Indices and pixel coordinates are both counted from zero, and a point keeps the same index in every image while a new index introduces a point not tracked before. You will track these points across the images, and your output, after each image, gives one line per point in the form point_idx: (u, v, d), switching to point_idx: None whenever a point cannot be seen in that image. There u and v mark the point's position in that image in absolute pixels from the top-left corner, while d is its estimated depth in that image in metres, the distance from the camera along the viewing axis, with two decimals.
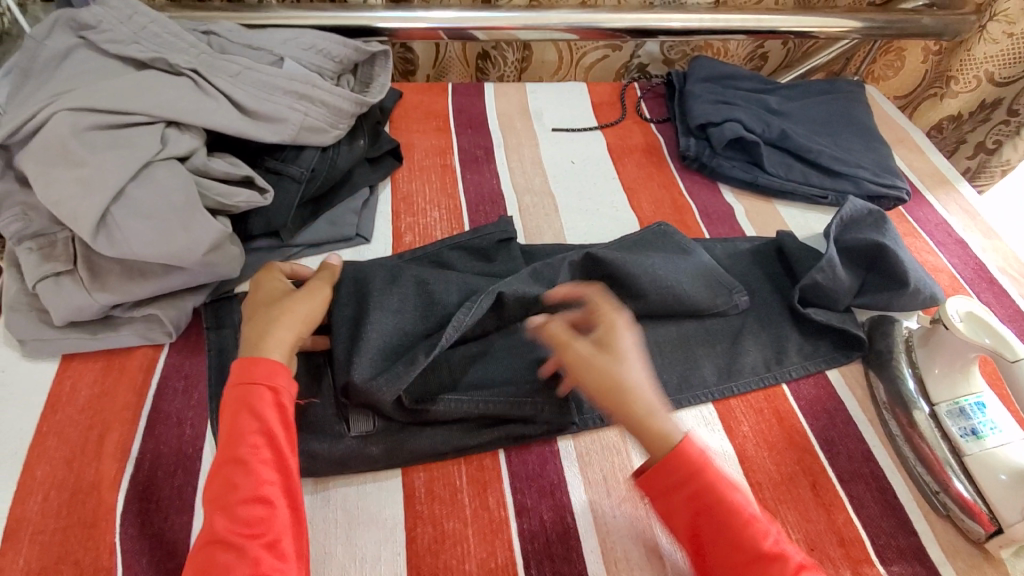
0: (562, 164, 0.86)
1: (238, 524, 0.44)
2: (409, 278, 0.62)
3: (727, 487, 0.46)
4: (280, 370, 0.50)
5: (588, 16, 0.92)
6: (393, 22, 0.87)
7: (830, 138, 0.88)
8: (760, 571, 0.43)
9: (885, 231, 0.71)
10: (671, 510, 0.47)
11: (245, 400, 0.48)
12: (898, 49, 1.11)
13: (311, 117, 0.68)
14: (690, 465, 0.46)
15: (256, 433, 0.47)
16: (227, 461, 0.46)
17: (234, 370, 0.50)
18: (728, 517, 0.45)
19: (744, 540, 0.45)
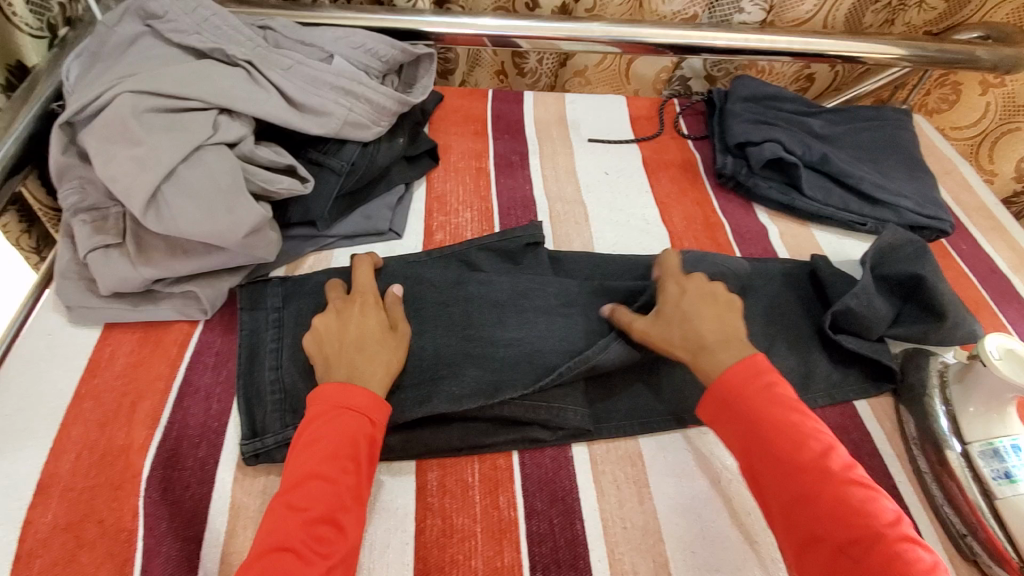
0: (596, 174, 0.86)
1: (309, 539, 0.44)
2: (435, 296, 0.63)
3: (785, 405, 0.50)
4: (378, 405, 0.51)
5: (632, 31, 0.93)
6: (440, 28, 0.89)
7: (872, 165, 0.86)
8: (811, 475, 0.46)
9: (927, 262, 0.67)
10: (727, 419, 0.51)
11: (341, 424, 0.49)
12: (954, 83, 1.11)
13: (354, 113, 0.70)
14: (744, 378, 0.52)
15: (348, 458, 0.48)
16: (312, 475, 0.47)
17: (335, 390, 0.51)
18: (783, 428, 0.49)
19: (802, 448, 0.48)
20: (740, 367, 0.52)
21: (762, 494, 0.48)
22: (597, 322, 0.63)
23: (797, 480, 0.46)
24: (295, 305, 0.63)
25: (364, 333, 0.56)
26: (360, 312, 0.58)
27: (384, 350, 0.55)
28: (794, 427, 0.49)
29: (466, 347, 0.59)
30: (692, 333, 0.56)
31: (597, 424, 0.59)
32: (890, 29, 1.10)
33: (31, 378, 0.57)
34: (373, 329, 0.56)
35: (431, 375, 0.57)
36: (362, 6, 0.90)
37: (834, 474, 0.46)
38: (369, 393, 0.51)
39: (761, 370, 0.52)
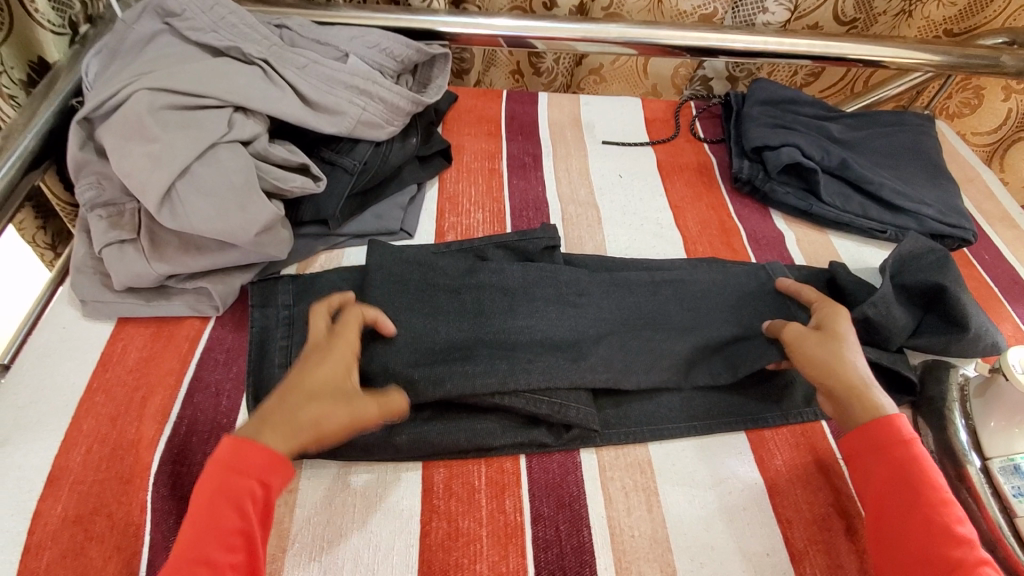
0: (609, 176, 0.86)
1: None
2: (446, 282, 0.62)
3: (933, 467, 0.50)
4: (273, 466, 0.45)
5: (648, 32, 0.92)
6: (455, 28, 0.89)
7: (894, 171, 0.84)
8: (946, 541, 0.46)
9: (949, 272, 0.65)
10: (870, 461, 0.51)
11: (225, 493, 0.44)
12: (977, 87, 1.08)
13: (368, 112, 0.70)
14: (902, 433, 0.51)
15: (239, 532, 0.43)
16: (195, 555, 0.41)
17: (230, 449, 0.45)
18: (928, 490, 0.48)
19: (948, 517, 0.47)
20: (898, 419, 0.51)
21: (877, 537, 0.48)
22: (606, 315, 0.64)
23: (928, 541, 0.46)
24: (306, 304, 0.63)
25: (300, 388, 0.48)
26: (325, 358, 0.51)
27: (315, 413, 0.47)
28: (939, 492, 0.48)
29: (479, 331, 0.59)
30: (843, 363, 0.55)
31: (605, 429, 0.58)
32: (907, 22, 1.06)
33: (45, 371, 0.58)
34: (314, 380, 0.49)
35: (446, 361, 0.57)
36: (378, 5, 0.90)
37: (969, 545, 0.46)
38: (268, 451, 0.45)
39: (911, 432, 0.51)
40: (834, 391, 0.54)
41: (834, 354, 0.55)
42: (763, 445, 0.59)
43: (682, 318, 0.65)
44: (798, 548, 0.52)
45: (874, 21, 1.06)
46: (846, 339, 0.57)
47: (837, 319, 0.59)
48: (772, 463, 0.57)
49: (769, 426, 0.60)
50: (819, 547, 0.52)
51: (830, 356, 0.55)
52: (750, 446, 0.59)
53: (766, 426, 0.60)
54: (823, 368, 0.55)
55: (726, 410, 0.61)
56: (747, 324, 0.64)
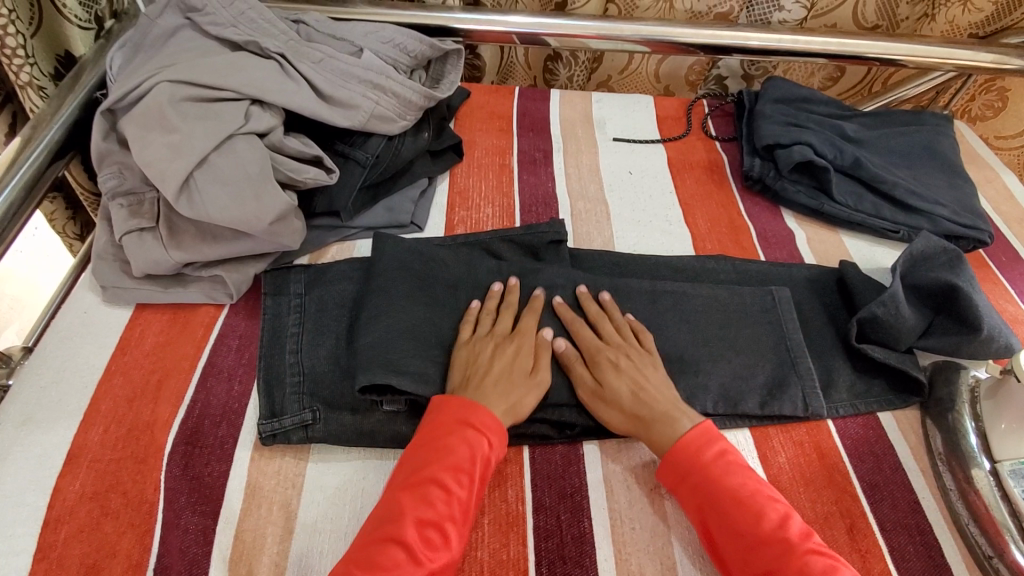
0: (619, 173, 0.86)
1: (419, 540, 0.46)
2: (445, 277, 0.64)
3: (735, 468, 0.51)
4: (496, 429, 0.53)
5: (662, 30, 0.93)
6: (470, 24, 0.90)
7: (909, 171, 0.83)
8: (767, 547, 0.46)
9: (961, 273, 0.65)
10: (686, 489, 0.51)
11: (460, 438, 0.52)
12: (1001, 87, 1.07)
13: (381, 106, 0.71)
14: (695, 446, 0.52)
15: (465, 471, 0.50)
16: (430, 479, 0.50)
17: (461, 406, 0.54)
18: (732, 498, 0.49)
19: (753, 516, 0.48)
20: (695, 436, 0.53)
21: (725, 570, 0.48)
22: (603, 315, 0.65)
23: (754, 550, 0.47)
24: (317, 292, 0.64)
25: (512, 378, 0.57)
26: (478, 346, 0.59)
27: (525, 397, 0.56)
28: (742, 494, 0.49)
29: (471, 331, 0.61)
30: (648, 397, 0.56)
31: (607, 422, 0.58)
32: (930, 25, 1.04)
33: (67, 353, 0.60)
34: (491, 371, 0.57)
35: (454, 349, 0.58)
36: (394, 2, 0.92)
37: (786, 541, 0.46)
38: (490, 413, 0.54)
39: (709, 437, 0.53)
40: (627, 424, 0.56)
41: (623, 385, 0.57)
42: (765, 443, 0.59)
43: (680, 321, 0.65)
44: None
45: (898, 24, 1.06)
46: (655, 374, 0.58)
47: (623, 349, 0.60)
48: (774, 461, 0.57)
49: (773, 424, 0.60)
50: None
51: (623, 391, 0.56)
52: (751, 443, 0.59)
53: (770, 425, 0.60)
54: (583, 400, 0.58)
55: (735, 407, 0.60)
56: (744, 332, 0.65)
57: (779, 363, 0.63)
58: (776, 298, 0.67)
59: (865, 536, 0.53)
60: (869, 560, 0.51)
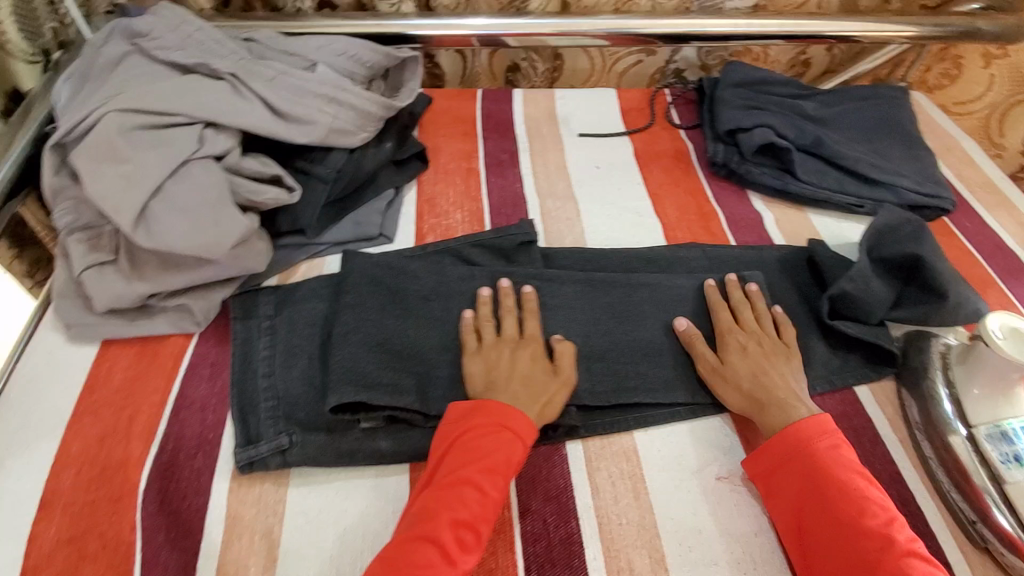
0: (587, 169, 0.86)
1: (455, 539, 0.47)
2: (416, 288, 0.63)
3: (849, 465, 0.51)
4: (531, 432, 0.54)
5: (619, 23, 0.94)
6: (426, 30, 0.90)
7: (870, 145, 0.84)
8: (865, 542, 0.47)
9: (926, 241, 0.66)
10: (784, 477, 0.52)
11: (496, 441, 0.52)
12: (955, 56, 1.11)
13: (339, 120, 0.70)
14: (810, 435, 0.53)
15: (500, 473, 0.51)
16: (466, 479, 0.50)
17: (495, 408, 0.54)
18: (841, 492, 0.49)
19: (858, 513, 0.48)
20: (811, 423, 0.53)
21: (809, 558, 0.48)
22: (577, 315, 0.65)
23: (850, 544, 0.47)
24: (286, 313, 0.63)
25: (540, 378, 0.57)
26: (512, 351, 0.59)
27: (555, 397, 0.57)
28: (849, 490, 0.49)
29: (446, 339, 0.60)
30: (768, 383, 0.57)
31: (588, 420, 0.58)
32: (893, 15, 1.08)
33: (33, 397, 0.58)
34: (523, 373, 0.57)
35: (428, 359, 0.59)
36: (347, 13, 0.92)
37: (889, 541, 0.46)
38: (525, 417, 0.54)
39: (828, 431, 0.53)
40: (740, 402, 0.58)
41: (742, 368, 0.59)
42: (747, 426, 0.59)
43: (653, 314, 0.66)
44: None
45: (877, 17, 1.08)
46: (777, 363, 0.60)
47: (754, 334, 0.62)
48: (756, 444, 0.58)
49: None
50: None
51: (744, 373, 0.59)
52: (733, 427, 0.59)
53: None
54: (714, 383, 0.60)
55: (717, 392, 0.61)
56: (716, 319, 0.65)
57: None
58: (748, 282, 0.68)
59: None
60: None
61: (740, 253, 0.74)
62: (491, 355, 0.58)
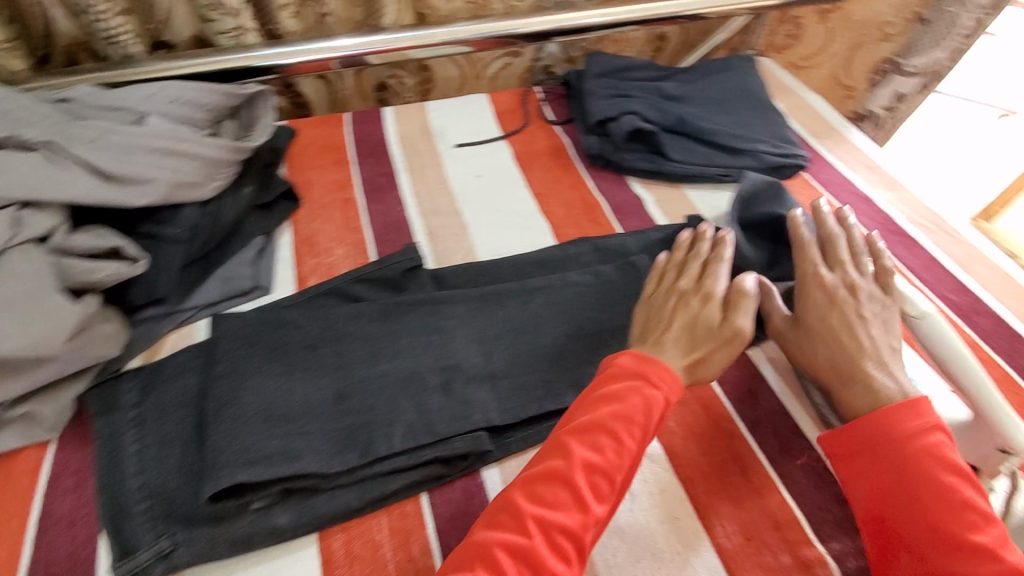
0: (468, 179, 0.84)
1: (587, 487, 0.47)
2: (299, 340, 0.59)
3: (954, 466, 0.47)
4: (675, 385, 0.53)
5: (477, 27, 0.92)
6: (276, 60, 0.85)
7: (729, 115, 0.88)
8: (958, 553, 0.43)
9: (784, 201, 0.70)
10: (870, 468, 0.48)
11: (624, 392, 0.51)
12: (794, 18, 1.17)
13: (180, 173, 0.65)
14: (910, 429, 0.48)
15: (636, 422, 0.50)
16: (600, 426, 0.49)
17: (634, 361, 0.54)
18: (944, 497, 0.45)
19: (965, 523, 0.44)
20: (908, 412, 0.49)
21: (890, 554, 0.46)
22: (476, 334, 0.63)
23: (941, 551, 0.44)
24: (155, 396, 0.57)
25: (682, 339, 0.56)
26: (687, 301, 0.59)
27: (714, 355, 0.56)
28: (954, 495, 0.45)
29: (339, 389, 0.56)
30: (846, 348, 0.55)
31: (500, 441, 0.57)
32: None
33: None
34: (683, 321, 0.58)
35: (320, 413, 0.54)
36: (186, 53, 0.85)
37: (989, 557, 0.43)
38: (670, 369, 0.53)
39: (933, 426, 0.49)
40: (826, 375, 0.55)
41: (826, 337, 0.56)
42: None
43: (552, 317, 0.65)
44: (702, 503, 0.53)
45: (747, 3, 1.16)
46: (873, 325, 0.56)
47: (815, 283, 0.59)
48: (666, 427, 0.59)
49: None
50: (721, 496, 0.54)
51: (819, 344, 0.56)
52: None
53: None
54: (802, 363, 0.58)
55: None
56: (612, 312, 0.66)
57: None
58: (636, 269, 0.69)
59: (758, 473, 0.55)
60: (766, 494, 0.54)
61: (627, 239, 0.75)
62: (653, 309, 0.60)
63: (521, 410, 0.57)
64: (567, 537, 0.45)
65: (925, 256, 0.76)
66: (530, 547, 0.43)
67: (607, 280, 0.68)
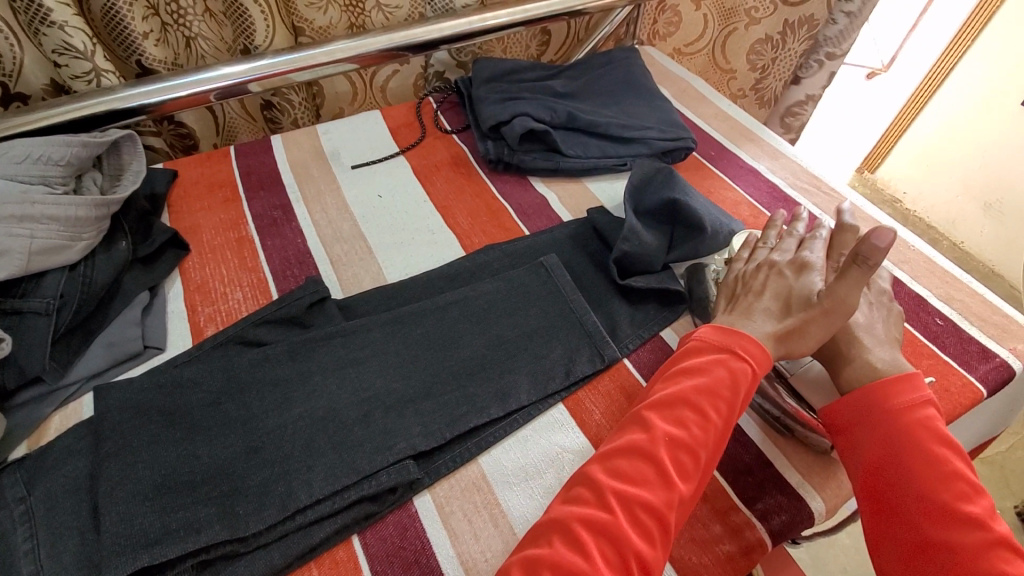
0: (369, 200, 0.82)
1: (671, 466, 0.48)
2: (199, 398, 0.55)
3: (944, 439, 0.50)
4: (764, 358, 0.55)
5: (357, 44, 0.90)
6: (142, 99, 0.79)
7: (617, 107, 0.91)
8: (947, 522, 0.46)
9: (674, 184, 0.73)
10: (865, 439, 0.52)
11: (714, 364, 0.54)
12: (672, 7, 1.22)
13: (39, 238, 0.59)
14: (903, 404, 0.52)
15: (721, 398, 0.52)
16: (687, 403, 0.51)
17: (719, 334, 0.56)
18: (933, 468, 0.49)
19: (953, 494, 0.47)
20: (901, 387, 0.53)
21: (884, 522, 0.49)
22: (392, 359, 0.61)
23: (930, 519, 0.47)
24: (42, 486, 0.51)
25: (775, 307, 0.58)
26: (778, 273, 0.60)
27: (810, 327, 0.56)
28: (942, 467, 0.48)
29: (249, 443, 0.53)
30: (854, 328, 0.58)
31: (428, 467, 0.56)
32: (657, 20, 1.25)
33: None
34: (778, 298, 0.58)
35: (232, 472, 0.51)
36: (44, 104, 0.78)
37: (978, 525, 0.45)
38: (760, 347, 0.55)
39: (923, 402, 0.52)
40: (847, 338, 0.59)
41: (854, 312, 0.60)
42: (580, 407, 0.61)
43: (468, 330, 0.64)
44: None
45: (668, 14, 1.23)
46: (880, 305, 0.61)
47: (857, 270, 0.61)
48: (592, 420, 0.60)
49: (582, 386, 0.62)
50: None
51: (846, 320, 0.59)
52: (569, 414, 0.60)
53: (579, 388, 0.62)
54: None
55: (546, 385, 0.61)
56: (527, 315, 0.66)
57: (569, 328, 0.65)
58: (546, 269, 0.70)
59: None
60: None
61: (535, 240, 0.75)
62: (741, 280, 0.62)
63: (445, 430, 0.56)
64: (653, 513, 0.46)
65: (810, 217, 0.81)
66: (611, 520, 0.45)
67: (519, 284, 0.68)
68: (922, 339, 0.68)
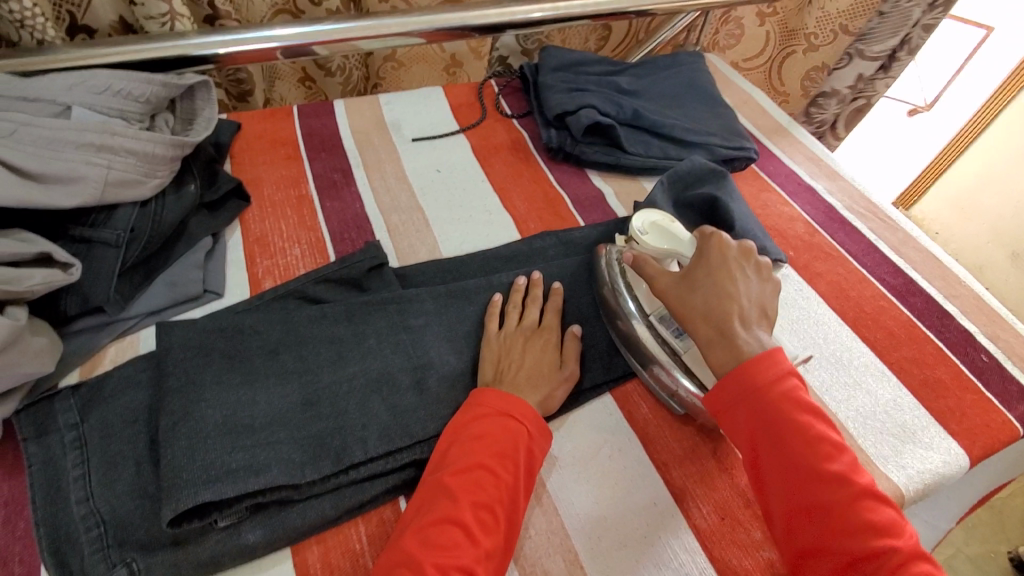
0: (427, 173, 0.82)
1: (474, 520, 0.46)
2: (259, 345, 0.55)
3: (808, 404, 0.47)
4: (529, 422, 0.52)
5: (429, 19, 0.90)
6: (215, 48, 0.80)
7: (680, 110, 0.91)
8: (822, 488, 0.45)
9: (722, 186, 0.74)
10: (738, 417, 0.48)
11: (474, 440, 0.50)
12: (736, 18, 1.21)
13: (116, 170, 0.59)
14: (767, 375, 0.48)
15: (510, 456, 0.50)
16: (482, 462, 0.49)
17: (499, 398, 0.53)
18: (802, 437, 0.46)
19: (822, 455, 0.46)
20: (765, 361, 0.49)
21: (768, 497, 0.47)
22: (447, 331, 0.61)
23: (805, 487, 0.45)
24: (97, 415, 0.52)
25: None
26: None
27: None
28: (810, 433, 0.46)
29: (306, 395, 0.53)
30: (723, 308, 0.52)
31: None
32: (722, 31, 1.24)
33: None
34: None
35: (288, 422, 0.51)
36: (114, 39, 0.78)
37: (845, 483, 0.44)
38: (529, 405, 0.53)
39: (783, 365, 0.49)
40: (694, 320, 0.53)
41: (703, 295, 0.53)
42: (628, 398, 0.61)
43: None
44: (679, 489, 0.55)
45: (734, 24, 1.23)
46: (738, 278, 0.55)
47: (717, 259, 0.55)
48: (639, 413, 0.60)
49: (631, 377, 0.63)
50: (695, 479, 0.55)
51: (699, 302, 0.53)
52: (616, 404, 0.61)
53: (628, 379, 0.63)
54: (681, 317, 0.54)
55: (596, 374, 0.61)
56: (580, 303, 0.66)
57: None
58: None
59: (728, 454, 0.57)
60: (737, 474, 0.56)
61: (592, 229, 0.75)
62: None
63: None
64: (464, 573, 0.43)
65: (865, 241, 0.81)
66: None
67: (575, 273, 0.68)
68: (969, 374, 0.68)
